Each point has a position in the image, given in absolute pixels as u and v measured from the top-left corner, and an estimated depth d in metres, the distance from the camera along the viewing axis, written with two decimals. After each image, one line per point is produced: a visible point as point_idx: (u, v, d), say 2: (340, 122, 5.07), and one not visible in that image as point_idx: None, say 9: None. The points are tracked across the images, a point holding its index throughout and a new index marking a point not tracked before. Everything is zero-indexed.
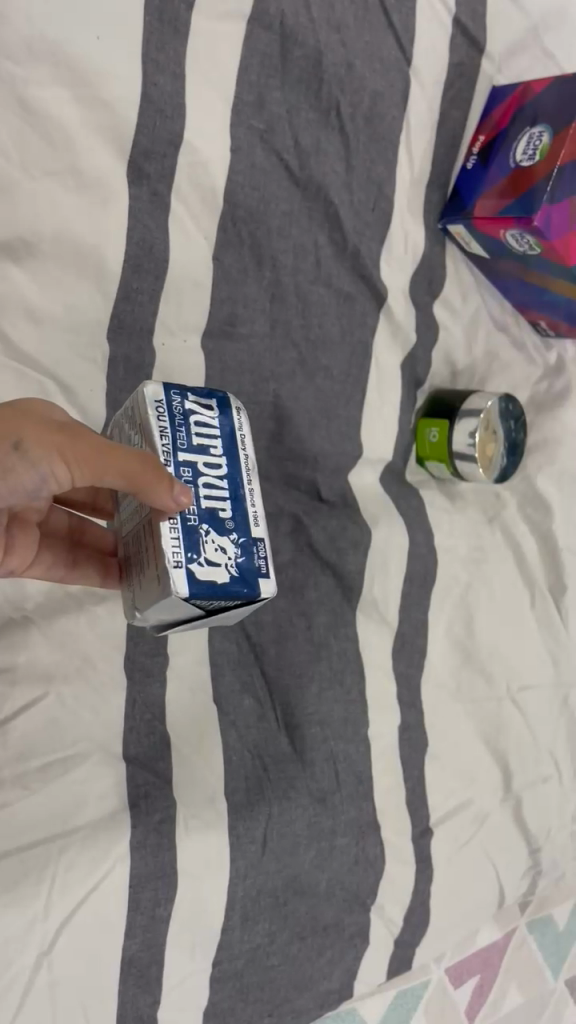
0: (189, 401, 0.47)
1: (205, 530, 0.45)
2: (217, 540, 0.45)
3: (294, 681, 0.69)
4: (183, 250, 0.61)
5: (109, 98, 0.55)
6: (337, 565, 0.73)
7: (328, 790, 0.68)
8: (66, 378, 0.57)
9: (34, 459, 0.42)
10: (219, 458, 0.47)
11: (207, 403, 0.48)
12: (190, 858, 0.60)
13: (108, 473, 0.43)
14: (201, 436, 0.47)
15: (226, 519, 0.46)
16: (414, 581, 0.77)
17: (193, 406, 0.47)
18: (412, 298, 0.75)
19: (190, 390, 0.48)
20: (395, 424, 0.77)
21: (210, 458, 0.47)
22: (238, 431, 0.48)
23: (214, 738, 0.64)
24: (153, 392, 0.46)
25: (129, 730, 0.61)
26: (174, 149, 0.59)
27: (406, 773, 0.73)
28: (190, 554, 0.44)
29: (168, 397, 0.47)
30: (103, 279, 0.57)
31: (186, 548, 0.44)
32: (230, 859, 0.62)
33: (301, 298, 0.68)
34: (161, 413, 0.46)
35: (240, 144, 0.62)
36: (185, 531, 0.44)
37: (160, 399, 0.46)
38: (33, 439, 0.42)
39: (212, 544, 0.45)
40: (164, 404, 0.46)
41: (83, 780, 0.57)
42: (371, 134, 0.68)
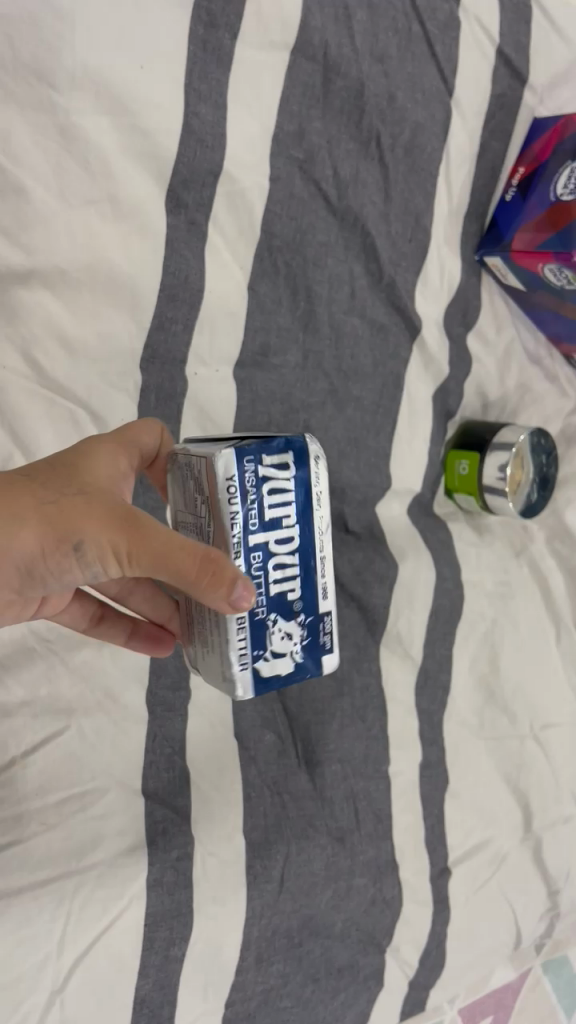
0: (261, 468, 0.44)
1: (272, 621, 0.45)
2: (283, 628, 0.46)
3: (316, 716, 0.68)
4: (218, 278, 0.60)
5: (150, 127, 0.55)
6: (362, 598, 0.72)
7: (346, 830, 0.67)
8: (98, 408, 0.57)
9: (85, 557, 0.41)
10: (291, 529, 0.46)
11: (283, 461, 0.45)
12: (205, 896, 0.58)
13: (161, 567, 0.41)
14: (273, 510, 0.45)
15: (294, 602, 0.46)
16: (439, 616, 0.75)
17: (267, 469, 0.44)
18: (446, 329, 0.74)
19: (263, 444, 0.44)
20: (424, 456, 0.76)
21: (282, 532, 0.45)
22: (314, 490, 0.46)
23: (234, 775, 0.63)
24: (227, 460, 0.43)
25: (149, 764, 0.60)
26: (212, 179, 0.58)
27: (425, 811, 0.72)
28: (257, 649, 0.45)
29: (241, 464, 0.43)
30: (137, 310, 0.57)
31: (253, 646, 0.45)
32: (246, 899, 0.60)
33: (335, 328, 0.67)
34: (232, 491, 0.43)
35: (279, 173, 0.61)
36: (252, 628, 0.45)
37: (234, 469, 0.43)
38: (89, 538, 0.41)
39: (279, 634, 0.46)
40: (238, 474, 0.43)
41: (102, 813, 0.56)
42: (410, 165, 0.68)
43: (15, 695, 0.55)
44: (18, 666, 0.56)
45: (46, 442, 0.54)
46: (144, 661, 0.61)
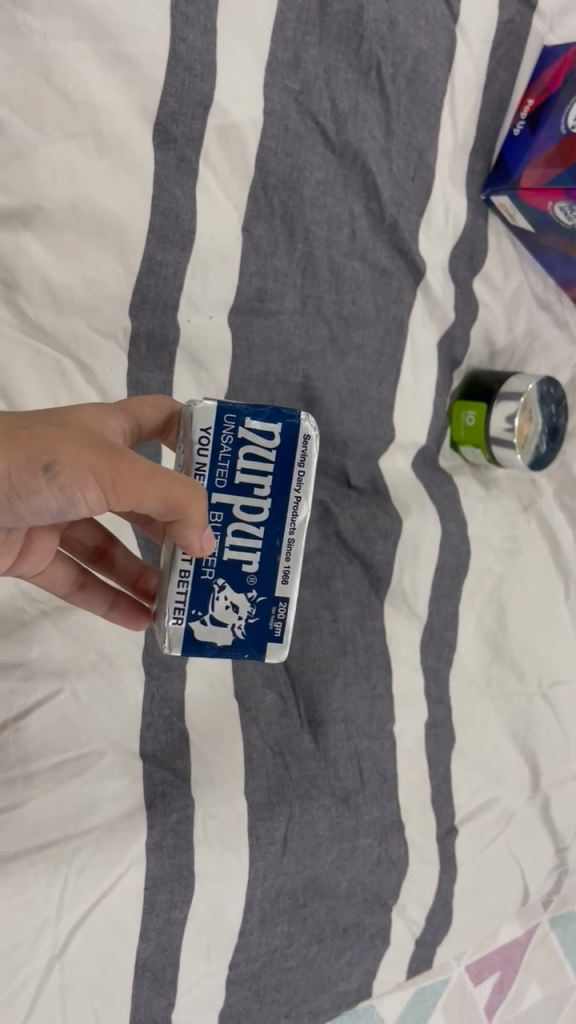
0: (242, 429, 0.46)
1: (218, 586, 0.48)
2: (230, 597, 0.48)
3: (318, 674, 0.67)
4: (210, 219, 0.57)
5: (134, 54, 0.51)
6: (365, 555, 0.70)
7: (351, 791, 0.65)
8: (86, 357, 0.54)
9: (68, 485, 0.37)
10: (262, 500, 0.47)
11: (267, 428, 0.47)
12: (207, 858, 0.57)
13: (138, 496, 0.40)
14: (246, 475, 0.47)
15: (248, 576, 0.48)
16: (445, 573, 0.73)
17: (247, 433, 0.46)
18: (452, 273, 0.70)
19: (249, 409, 0.46)
20: (429, 408, 0.74)
21: (251, 500, 0.47)
22: (297, 464, 0.47)
23: (234, 734, 0.62)
24: (203, 415, 0.46)
25: (146, 727, 0.58)
26: (202, 112, 0.55)
27: (431, 770, 0.71)
28: (195, 609, 0.48)
29: (219, 420, 0.46)
30: (124, 253, 0.54)
31: (191, 605, 0.47)
32: (250, 862, 0.59)
33: (334, 271, 0.64)
34: (205, 441, 0.46)
35: (274, 105, 0.58)
36: (195, 585, 0.47)
37: (209, 424, 0.46)
38: (66, 460, 0.37)
39: (223, 602, 0.48)
40: (213, 430, 0.46)
41: (101, 777, 0.55)
42: (413, 97, 0.64)
43: (6, 655, 0.53)
44: (10, 635, 0.54)
45: (33, 391, 0.52)
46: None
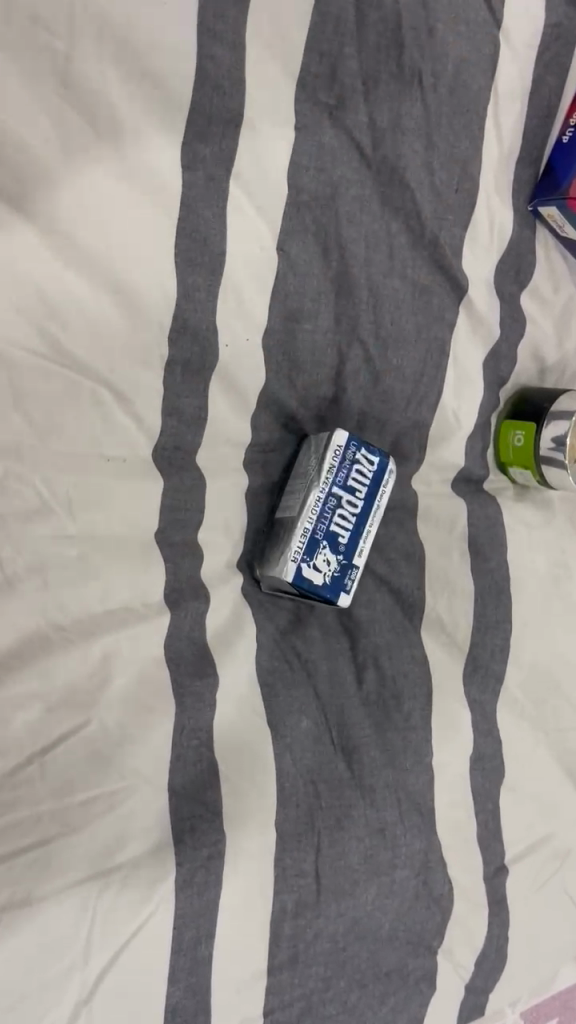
0: None
1: None
2: None
3: (347, 699, 0.63)
4: (240, 239, 0.55)
5: (160, 74, 0.50)
6: (392, 581, 0.68)
7: (388, 823, 0.62)
8: (122, 388, 0.53)
9: None
10: None
11: None
12: (235, 892, 0.54)
13: None
14: None
15: None
16: (487, 598, 0.70)
17: None
18: (498, 288, 0.67)
19: None
20: (471, 426, 0.71)
21: None
22: None
23: (266, 760, 0.58)
24: None
25: (176, 759, 0.55)
26: (233, 130, 0.53)
27: (478, 805, 0.68)
28: None
29: None
30: (155, 275, 0.52)
31: None
32: (274, 889, 0.56)
33: (373, 291, 0.62)
34: None
35: (306, 121, 0.56)
36: None
37: None
38: None
39: None
40: None
41: (132, 810, 0.51)
42: (456, 107, 0.61)
43: (30, 685, 0.49)
44: (34, 656, 0.49)
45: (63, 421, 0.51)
46: (161, 652, 0.55)
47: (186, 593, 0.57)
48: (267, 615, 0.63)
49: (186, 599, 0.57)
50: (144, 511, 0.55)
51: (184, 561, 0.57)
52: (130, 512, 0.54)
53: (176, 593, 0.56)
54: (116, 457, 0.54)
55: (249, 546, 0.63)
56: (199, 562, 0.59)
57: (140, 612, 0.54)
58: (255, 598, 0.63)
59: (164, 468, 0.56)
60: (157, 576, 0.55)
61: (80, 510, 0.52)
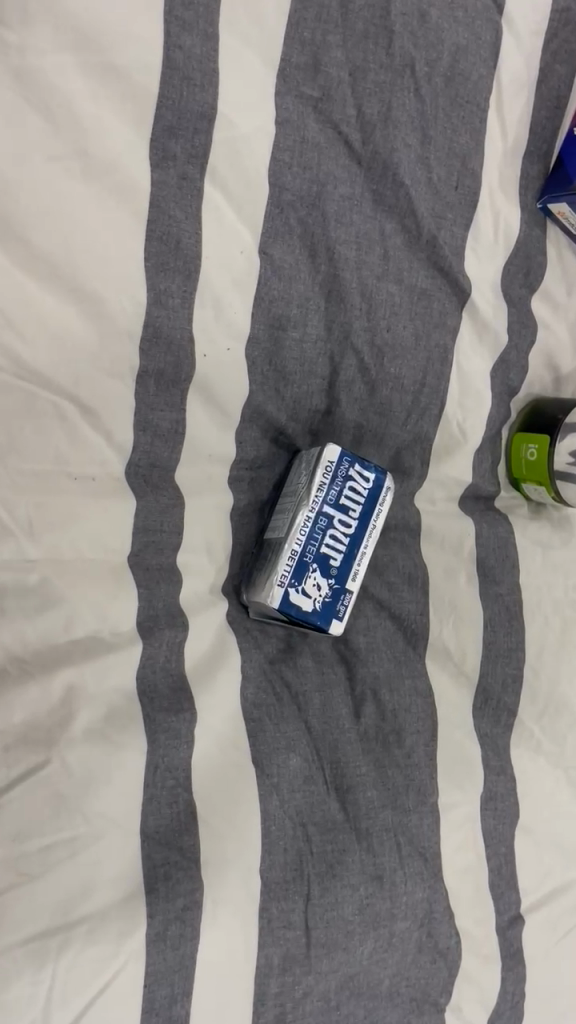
0: None
1: None
2: None
3: (341, 734, 0.59)
4: (217, 242, 0.52)
5: (123, 67, 0.46)
6: (393, 606, 0.64)
7: (386, 869, 0.57)
8: (90, 402, 0.49)
9: None
10: None
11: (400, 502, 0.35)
12: (214, 948, 0.49)
13: None
14: None
15: None
16: (497, 625, 0.65)
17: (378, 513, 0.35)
18: (505, 292, 0.63)
19: None
20: (478, 439, 0.66)
21: None
22: None
23: (249, 802, 0.53)
24: None
25: (149, 801, 0.50)
26: (206, 124, 0.49)
27: (491, 851, 0.62)
28: None
29: None
30: (123, 280, 0.49)
31: None
32: (259, 947, 0.51)
33: (366, 296, 0.58)
34: None
35: (289, 115, 0.52)
36: None
37: None
38: None
39: None
40: None
41: (99, 857, 0.47)
42: (453, 97, 0.57)
43: None
44: None
45: (25, 436, 0.48)
46: (131, 685, 0.51)
47: (161, 620, 0.53)
48: (255, 643, 0.59)
49: (161, 626, 0.53)
50: (114, 533, 0.52)
51: (159, 585, 0.54)
52: (99, 533, 0.51)
53: (151, 620, 0.53)
54: (83, 477, 0.50)
55: (237, 569, 0.60)
56: (176, 588, 0.55)
57: (108, 641, 0.50)
58: (241, 625, 0.59)
59: (137, 487, 0.53)
60: (129, 603, 0.51)
61: (43, 531, 0.49)
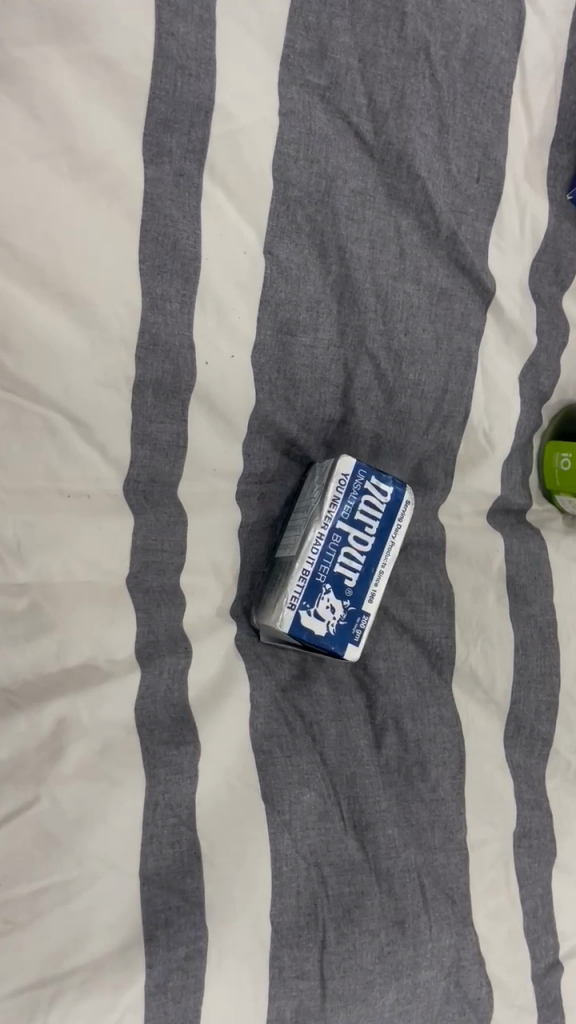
0: None
1: None
2: None
3: (360, 767, 0.55)
4: (217, 243, 0.48)
5: (111, 55, 0.43)
6: (416, 628, 0.59)
7: (408, 913, 0.52)
8: (82, 414, 0.46)
9: None
10: None
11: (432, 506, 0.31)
12: (218, 1000, 0.45)
13: None
14: None
15: None
16: (529, 648, 0.60)
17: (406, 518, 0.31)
18: (534, 291, 0.58)
19: None
20: (506, 449, 0.62)
21: None
22: None
23: (259, 841, 0.49)
24: None
25: (149, 841, 0.46)
26: (203, 116, 0.46)
27: (525, 891, 0.57)
28: None
29: None
30: (116, 285, 0.46)
31: None
32: (269, 1000, 0.46)
33: (381, 296, 0.54)
34: None
35: (293, 105, 0.49)
36: None
37: None
38: None
39: None
40: None
41: (95, 902, 0.43)
42: (472, 83, 0.53)
43: None
44: None
45: (12, 451, 0.45)
46: (129, 716, 0.48)
47: (162, 645, 0.50)
48: (266, 669, 0.55)
49: (162, 653, 0.50)
50: (111, 554, 0.49)
51: (160, 609, 0.50)
52: (94, 554, 0.48)
53: (151, 646, 0.49)
54: (77, 492, 0.48)
55: (246, 589, 0.57)
56: (180, 611, 0.52)
57: (105, 669, 0.47)
58: (251, 650, 0.55)
59: (136, 504, 0.50)
60: (127, 628, 0.49)
61: (33, 553, 0.46)
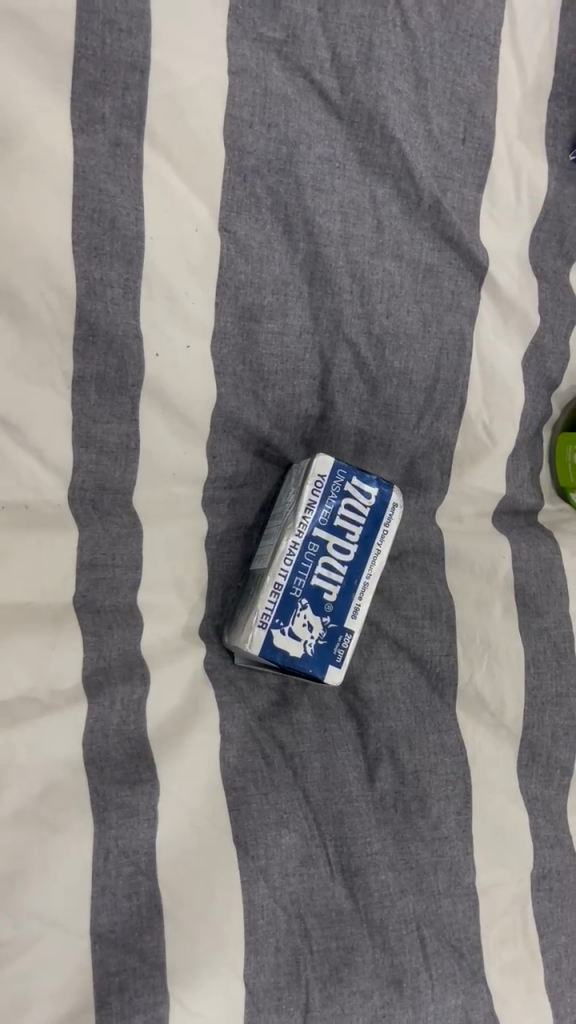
0: None
1: None
2: None
3: (348, 805, 0.48)
4: (163, 218, 0.43)
5: (29, 12, 0.39)
6: (412, 646, 0.53)
7: (406, 971, 0.44)
8: (12, 414, 0.42)
9: None
10: None
11: None
12: None
13: None
14: None
15: None
16: (543, 665, 0.53)
17: None
18: (535, 265, 0.52)
19: None
20: (510, 445, 0.56)
21: None
22: None
23: (228, 891, 0.42)
24: None
25: (100, 894, 0.40)
26: (138, 77, 0.41)
27: (545, 941, 0.48)
28: None
29: None
30: (46, 267, 0.41)
31: None
32: None
33: (357, 275, 0.48)
34: None
35: (245, 63, 0.43)
36: None
37: None
38: None
39: None
40: None
41: (35, 966, 0.37)
42: (453, 32, 0.47)
43: None
44: None
45: None
46: (77, 753, 0.42)
47: (114, 673, 0.45)
48: (240, 698, 0.50)
49: (114, 682, 0.45)
50: (53, 571, 0.44)
51: (113, 632, 0.46)
52: (33, 571, 0.44)
53: (101, 675, 0.45)
54: (13, 503, 0.43)
55: (219, 605, 0.52)
56: (137, 632, 0.47)
57: (46, 703, 0.42)
58: (223, 676, 0.50)
59: (83, 514, 0.46)
60: (72, 655, 0.44)
61: None
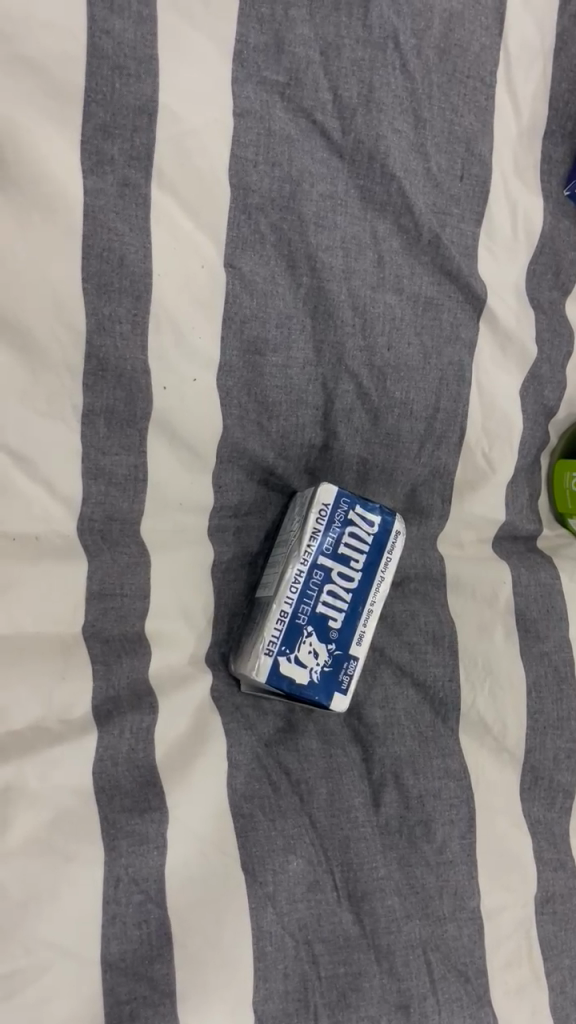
0: None
1: None
2: None
3: (354, 830, 0.48)
4: (170, 256, 0.44)
5: (41, 59, 0.40)
6: (415, 672, 0.54)
7: (413, 996, 0.44)
8: (22, 446, 0.43)
9: None
10: None
11: None
12: None
13: None
14: None
15: None
16: (545, 690, 0.54)
17: None
18: (532, 297, 0.53)
19: None
20: (510, 472, 0.57)
21: None
22: None
23: (237, 918, 0.43)
24: None
25: (110, 922, 0.40)
26: (146, 120, 0.42)
27: (550, 963, 0.48)
28: None
29: None
30: (56, 304, 0.42)
31: None
32: None
33: (359, 308, 0.49)
34: None
35: (250, 105, 0.44)
36: None
37: None
38: None
39: None
40: None
41: (45, 997, 0.37)
42: (450, 74, 0.48)
43: None
44: None
45: None
46: (86, 782, 0.43)
47: (123, 703, 0.46)
48: (246, 725, 0.50)
49: (123, 712, 0.45)
50: (62, 601, 0.45)
51: (121, 661, 0.47)
52: (42, 601, 0.44)
53: (110, 705, 0.45)
54: (23, 532, 0.44)
55: (224, 633, 0.53)
56: (145, 662, 0.48)
57: (56, 732, 0.43)
58: (229, 704, 0.51)
59: (92, 545, 0.46)
60: (81, 685, 0.45)
61: None
